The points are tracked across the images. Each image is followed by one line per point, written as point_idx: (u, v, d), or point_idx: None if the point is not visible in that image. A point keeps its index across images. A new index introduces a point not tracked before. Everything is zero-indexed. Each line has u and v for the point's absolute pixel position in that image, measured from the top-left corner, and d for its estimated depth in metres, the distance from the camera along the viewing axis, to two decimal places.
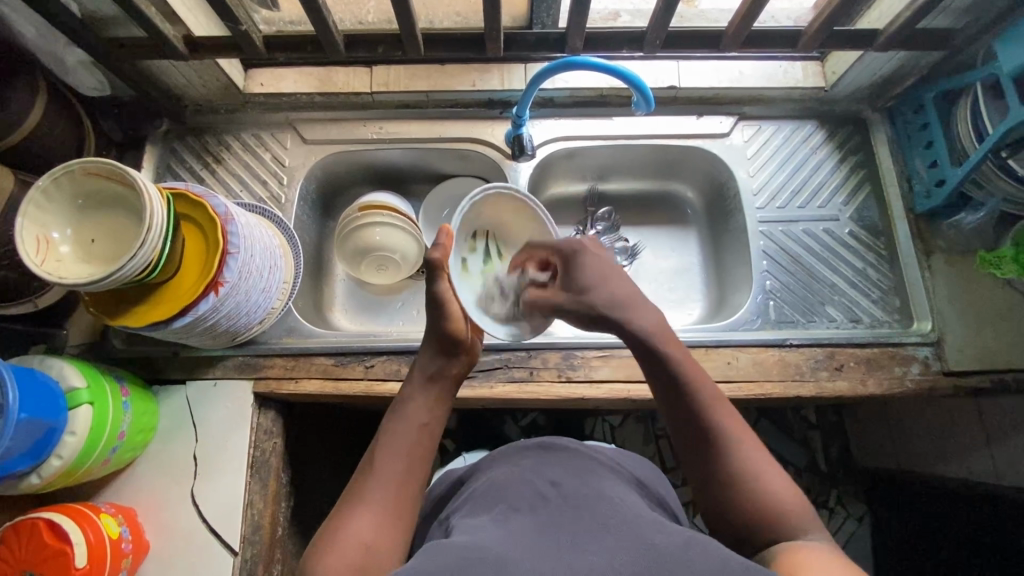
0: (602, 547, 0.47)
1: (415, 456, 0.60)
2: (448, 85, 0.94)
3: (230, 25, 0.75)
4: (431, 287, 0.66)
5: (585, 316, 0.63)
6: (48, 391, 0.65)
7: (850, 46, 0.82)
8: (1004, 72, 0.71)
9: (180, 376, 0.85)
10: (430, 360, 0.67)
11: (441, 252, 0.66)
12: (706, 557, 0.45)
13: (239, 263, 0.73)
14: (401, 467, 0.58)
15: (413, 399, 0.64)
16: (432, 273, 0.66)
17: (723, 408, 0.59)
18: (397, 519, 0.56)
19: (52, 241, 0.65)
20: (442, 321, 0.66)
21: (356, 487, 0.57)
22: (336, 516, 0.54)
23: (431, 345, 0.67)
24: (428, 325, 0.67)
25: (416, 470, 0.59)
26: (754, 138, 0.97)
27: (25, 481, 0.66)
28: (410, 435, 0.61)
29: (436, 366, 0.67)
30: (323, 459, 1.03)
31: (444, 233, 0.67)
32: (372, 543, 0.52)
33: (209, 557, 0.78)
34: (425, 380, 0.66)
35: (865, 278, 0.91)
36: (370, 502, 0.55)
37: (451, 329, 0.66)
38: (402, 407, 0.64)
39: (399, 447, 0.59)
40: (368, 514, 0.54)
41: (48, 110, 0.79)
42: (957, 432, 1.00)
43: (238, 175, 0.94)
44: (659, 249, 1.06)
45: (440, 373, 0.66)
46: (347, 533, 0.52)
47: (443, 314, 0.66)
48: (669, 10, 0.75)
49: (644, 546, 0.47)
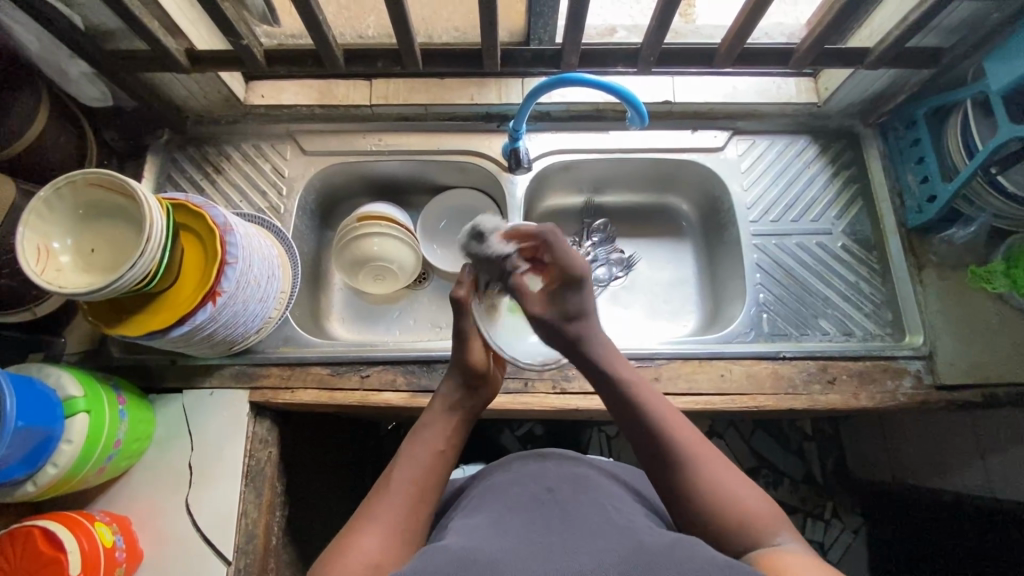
0: (591, 550, 0.48)
1: (429, 482, 0.60)
2: (446, 99, 0.96)
3: (231, 39, 0.77)
4: (460, 321, 0.70)
5: (557, 339, 0.67)
6: (45, 399, 0.66)
7: (841, 63, 0.83)
8: (992, 90, 0.73)
9: (176, 385, 0.85)
10: (453, 388, 0.69)
11: (465, 291, 0.70)
12: (695, 559, 0.46)
13: (236, 274, 0.73)
14: (413, 490, 0.58)
15: (432, 425, 0.65)
16: (460, 307, 0.70)
17: (683, 430, 0.61)
18: (405, 540, 0.55)
19: (52, 251, 0.66)
20: (466, 353, 0.69)
21: (368, 507, 0.57)
22: (346, 535, 0.54)
23: (455, 374, 0.69)
24: (453, 355, 0.70)
25: (428, 495, 0.59)
26: (748, 153, 0.98)
27: (20, 489, 0.67)
28: (425, 459, 0.61)
29: (458, 396, 0.68)
30: (319, 468, 1.03)
31: (466, 276, 0.71)
32: (380, 562, 0.52)
33: (202, 566, 0.79)
34: (447, 407, 0.67)
35: (858, 292, 0.92)
36: (379, 520, 0.55)
37: (473, 361, 0.69)
38: (420, 432, 0.64)
39: (413, 472, 0.60)
40: (376, 533, 0.54)
41: (51, 120, 0.80)
42: (951, 445, 1.00)
43: (239, 186, 0.95)
44: (655, 261, 1.07)
45: (458, 402, 0.68)
46: (355, 551, 0.52)
47: (466, 347, 0.70)
48: (663, 28, 0.77)
49: (629, 549, 0.48)
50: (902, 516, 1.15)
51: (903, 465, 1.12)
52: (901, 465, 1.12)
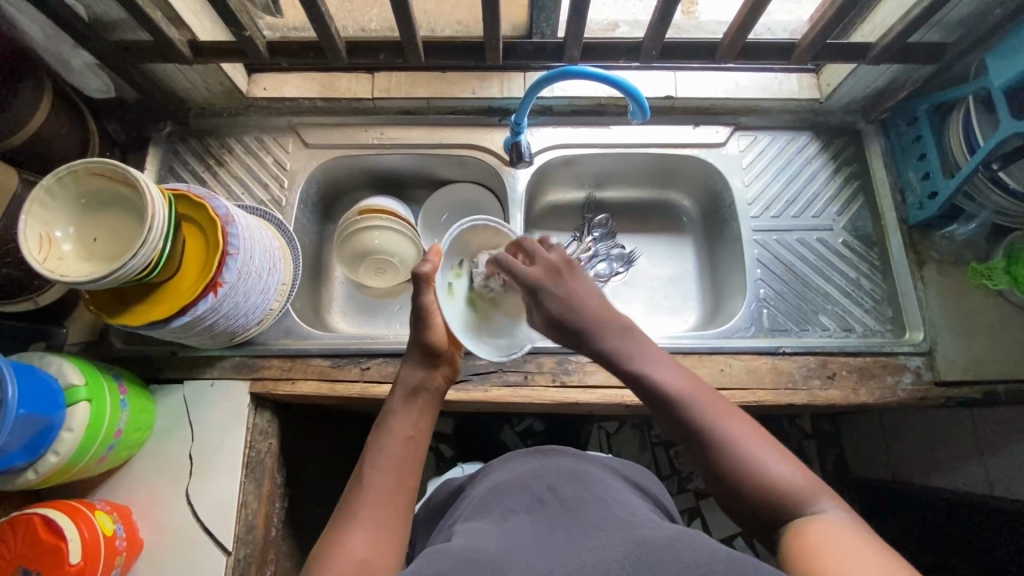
0: (592, 545, 0.48)
1: (404, 470, 0.60)
2: (448, 93, 0.96)
3: (234, 31, 0.77)
4: (419, 297, 0.69)
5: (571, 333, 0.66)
6: (46, 387, 0.66)
7: (843, 59, 0.83)
8: (994, 86, 0.73)
9: (177, 375, 0.85)
10: (415, 370, 0.69)
11: (431, 268, 0.68)
12: (699, 553, 0.46)
13: (238, 264, 0.73)
14: (389, 481, 0.59)
15: (397, 412, 0.65)
16: (419, 283, 0.68)
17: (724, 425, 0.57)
18: (390, 533, 0.56)
19: (54, 240, 0.66)
20: (425, 331, 0.69)
21: (348, 503, 0.58)
22: (329, 534, 0.55)
23: (413, 355, 0.69)
24: (412, 335, 0.70)
25: (404, 483, 0.60)
26: (750, 149, 0.98)
27: (21, 476, 0.67)
28: (397, 448, 0.61)
29: (418, 378, 0.68)
30: (318, 460, 1.03)
31: (433, 254, 0.69)
32: (365, 558, 0.52)
33: (201, 556, 0.79)
34: (412, 390, 0.67)
35: (858, 288, 0.92)
36: (360, 517, 0.55)
37: (432, 339, 0.68)
38: (387, 422, 0.65)
39: (386, 462, 0.60)
40: (360, 532, 0.54)
41: (54, 110, 0.80)
42: (951, 442, 1.00)
43: (240, 178, 0.96)
44: (656, 256, 1.07)
45: (420, 384, 0.68)
46: (340, 552, 0.52)
47: (424, 325, 0.69)
48: (665, 21, 0.76)
49: (633, 544, 0.48)
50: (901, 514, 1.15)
51: (903, 463, 1.12)
52: (900, 463, 1.12)
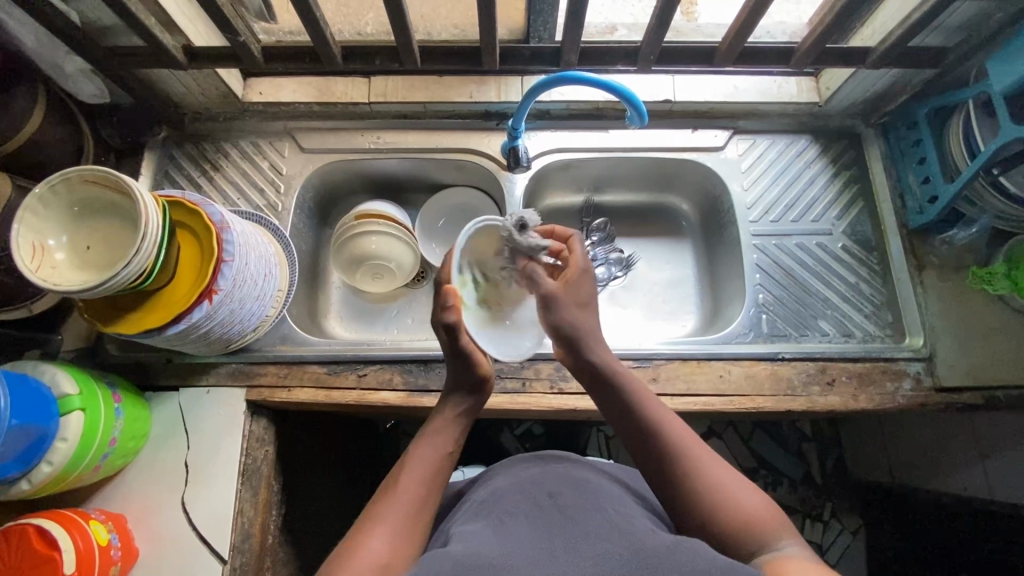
0: (597, 554, 0.48)
1: (436, 482, 0.60)
2: (446, 97, 0.95)
3: (229, 37, 0.76)
4: (457, 342, 0.65)
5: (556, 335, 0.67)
6: (39, 397, 0.66)
7: (843, 63, 0.82)
8: (995, 91, 0.72)
9: (173, 383, 0.85)
10: (463, 397, 0.67)
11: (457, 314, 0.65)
12: (699, 562, 0.46)
13: (233, 271, 0.73)
14: (422, 491, 0.58)
15: (442, 428, 0.64)
16: (452, 330, 0.64)
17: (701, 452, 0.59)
18: (412, 540, 0.55)
19: (47, 248, 0.66)
20: (471, 366, 0.66)
21: (375, 507, 0.57)
22: (353, 535, 0.54)
23: (456, 385, 0.67)
24: (454, 367, 0.67)
25: (435, 495, 0.59)
26: (749, 153, 0.97)
27: (15, 487, 0.66)
28: (435, 462, 0.61)
29: (467, 404, 0.67)
30: (315, 465, 1.03)
31: (450, 296, 0.65)
32: (387, 562, 0.52)
33: (197, 565, 0.78)
34: (454, 416, 0.66)
35: (858, 293, 0.91)
36: (385, 522, 0.55)
37: (479, 374, 0.67)
38: (428, 432, 0.64)
39: (422, 473, 0.59)
40: (384, 534, 0.54)
41: (48, 115, 0.79)
42: (951, 447, 1.00)
43: (236, 183, 0.95)
44: (654, 260, 1.06)
45: (468, 409, 0.67)
46: (361, 553, 0.52)
47: (467, 363, 0.66)
48: (663, 25, 0.76)
49: (636, 552, 0.48)
50: (901, 518, 1.14)
51: (903, 466, 1.11)
52: (901, 467, 1.12)
